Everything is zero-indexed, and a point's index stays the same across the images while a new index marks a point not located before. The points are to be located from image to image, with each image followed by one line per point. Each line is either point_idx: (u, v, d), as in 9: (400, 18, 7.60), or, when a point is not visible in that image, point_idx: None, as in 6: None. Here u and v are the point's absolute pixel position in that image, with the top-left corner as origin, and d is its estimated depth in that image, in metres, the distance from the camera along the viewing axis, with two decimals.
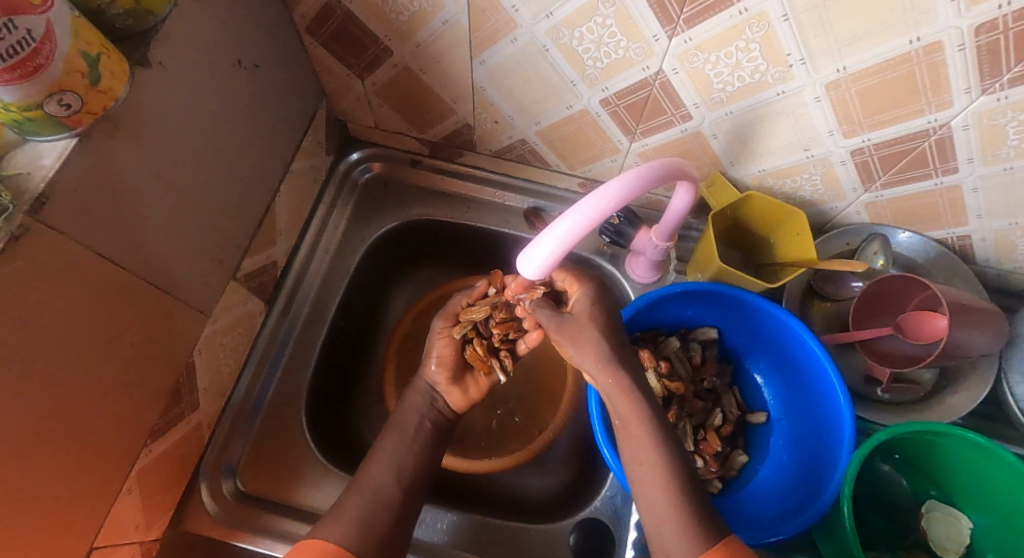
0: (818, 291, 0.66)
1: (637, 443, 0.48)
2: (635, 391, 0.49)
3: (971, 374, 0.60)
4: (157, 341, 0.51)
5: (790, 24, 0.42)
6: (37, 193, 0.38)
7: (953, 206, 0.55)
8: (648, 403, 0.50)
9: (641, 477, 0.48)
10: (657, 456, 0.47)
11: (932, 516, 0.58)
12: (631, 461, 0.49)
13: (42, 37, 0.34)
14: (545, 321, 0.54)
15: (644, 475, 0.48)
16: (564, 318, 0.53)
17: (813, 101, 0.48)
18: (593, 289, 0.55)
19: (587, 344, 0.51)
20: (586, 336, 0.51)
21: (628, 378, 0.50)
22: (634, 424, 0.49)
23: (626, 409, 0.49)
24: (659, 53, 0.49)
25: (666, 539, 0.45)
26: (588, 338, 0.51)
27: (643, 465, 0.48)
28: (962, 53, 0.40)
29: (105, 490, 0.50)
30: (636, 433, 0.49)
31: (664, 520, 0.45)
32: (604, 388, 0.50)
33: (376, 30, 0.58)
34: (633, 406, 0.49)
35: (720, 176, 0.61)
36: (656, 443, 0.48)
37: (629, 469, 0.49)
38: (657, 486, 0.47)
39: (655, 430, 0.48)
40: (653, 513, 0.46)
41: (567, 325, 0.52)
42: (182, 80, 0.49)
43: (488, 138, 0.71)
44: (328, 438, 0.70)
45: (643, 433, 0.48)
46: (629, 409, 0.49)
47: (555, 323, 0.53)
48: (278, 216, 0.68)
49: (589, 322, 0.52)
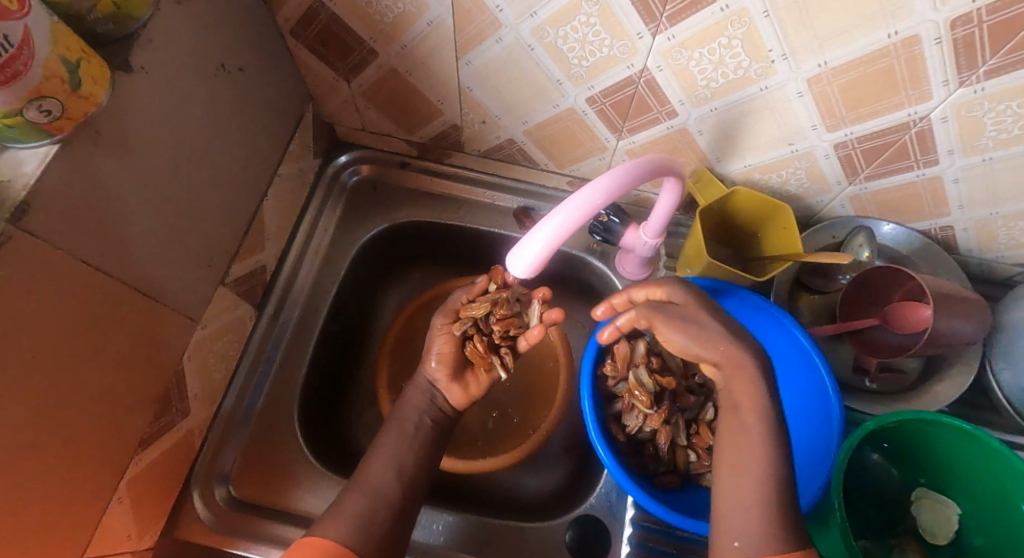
0: (805, 284, 0.67)
1: (741, 432, 0.47)
2: (757, 374, 0.48)
3: (957, 363, 0.61)
4: (145, 349, 0.51)
5: (770, 21, 0.43)
6: (18, 201, 0.38)
7: (935, 197, 0.56)
8: (768, 388, 0.48)
9: (730, 468, 0.47)
10: (763, 448, 0.46)
11: (923, 503, 0.59)
12: (728, 449, 0.48)
13: (20, 42, 0.34)
14: (654, 321, 0.53)
15: (734, 468, 0.46)
16: (658, 313, 0.53)
17: (796, 96, 0.49)
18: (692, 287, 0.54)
19: (694, 330, 0.51)
20: (704, 332, 0.51)
21: (750, 362, 0.48)
22: (746, 412, 0.47)
23: (744, 397, 0.48)
24: (643, 51, 0.49)
25: (738, 529, 0.44)
26: (695, 329, 0.51)
27: (745, 455, 0.46)
28: (939, 46, 0.41)
29: (95, 500, 0.49)
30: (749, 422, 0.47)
31: (744, 511, 0.44)
32: (726, 374, 0.50)
33: (362, 32, 0.58)
34: (748, 391, 0.48)
35: (706, 171, 0.62)
36: (765, 435, 0.46)
37: (722, 454, 0.48)
38: None
39: (769, 422, 0.47)
40: (733, 501, 0.45)
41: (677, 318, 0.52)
42: (165, 85, 0.49)
43: (477, 138, 0.71)
44: (322, 443, 0.70)
45: (754, 424, 0.47)
46: (748, 398, 0.48)
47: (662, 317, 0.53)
48: (267, 221, 0.67)
49: (694, 312, 0.52)
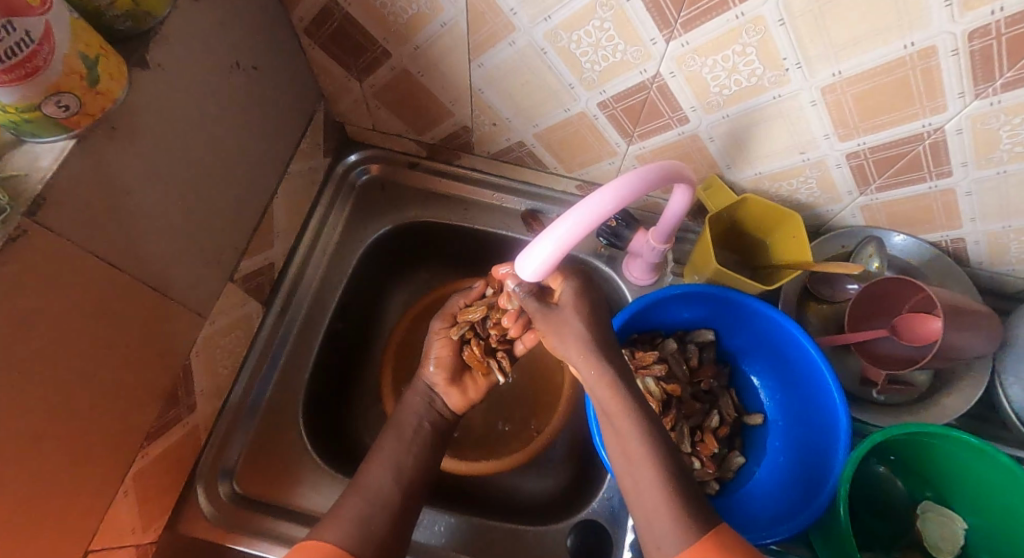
0: (813, 293, 0.67)
1: (623, 437, 0.48)
2: (621, 381, 0.49)
3: (965, 376, 0.60)
4: (154, 344, 0.51)
5: (786, 29, 0.42)
6: (35, 195, 0.38)
7: (947, 209, 0.56)
8: (636, 395, 0.49)
9: (630, 474, 0.48)
10: (643, 452, 0.47)
11: (928, 517, 0.59)
12: (620, 457, 0.49)
13: (41, 37, 0.34)
14: (533, 309, 0.53)
15: (630, 469, 0.48)
16: (550, 311, 0.52)
17: (809, 105, 0.49)
18: (577, 284, 0.53)
19: (569, 337, 0.51)
20: (572, 333, 0.50)
21: (615, 370, 0.49)
22: (619, 418, 0.48)
23: (612, 403, 0.49)
24: (656, 56, 0.49)
25: (658, 537, 0.45)
26: (570, 331, 0.51)
27: (630, 459, 0.48)
28: (956, 57, 0.40)
29: (101, 493, 0.49)
30: (624, 429, 0.48)
31: (655, 516, 0.45)
32: (590, 380, 0.50)
33: (375, 33, 0.59)
34: (619, 397, 0.49)
35: (716, 178, 0.62)
36: (641, 433, 0.47)
37: (617, 462, 0.49)
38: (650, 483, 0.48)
39: (642, 422, 0.48)
40: (645, 509, 0.46)
41: (552, 319, 0.52)
42: (180, 82, 0.49)
43: (486, 140, 0.71)
44: (326, 441, 0.70)
45: (631, 429, 0.48)
46: (617, 405, 0.49)
47: (547, 319, 0.52)
48: (276, 218, 0.68)
49: (570, 312, 0.52)
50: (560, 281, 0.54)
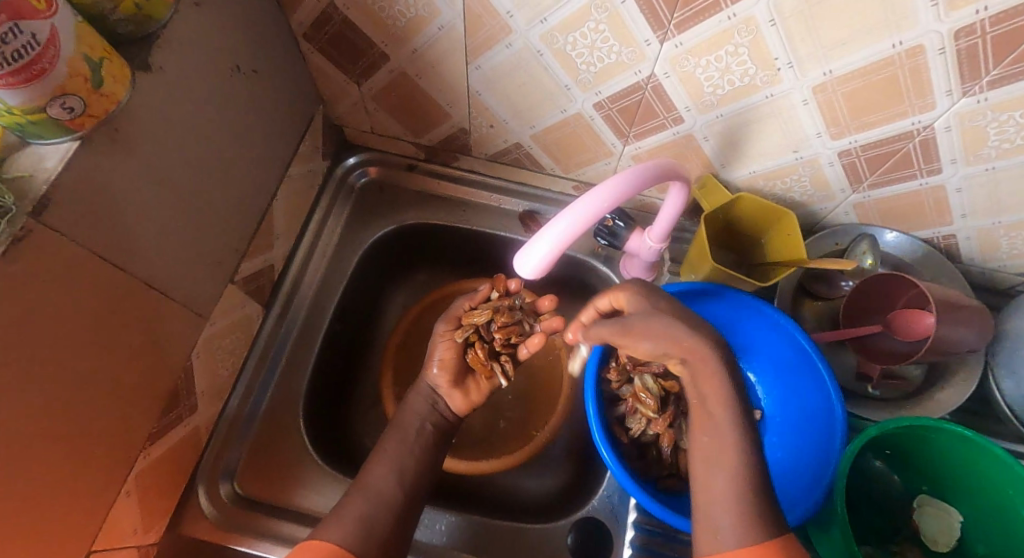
0: (808, 290, 0.67)
1: (716, 433, 0.46)
2: (722, 368, 0.46)
3: (958, 371, 0.61)
4: (156, 345, 0.52)
5: (777, 29, 0.43)
6: (40, 195, 0.39)
7: (938, 205, 0.57)
8: (733, 383, 0.46)
9: (699, 464, 0.46)
10: (720, 441, 0.45)
11: (924, 510, 0.59)
12: (697, 444, 0.47)
13: (46, 41, 0.35)
14: (603, 335, 0.48)
15: (709, 467, 0.45)
16: (626, 323, 0.47)
17: (801, 104, 0.49)
18: (640, 289, 0.49)
19: (653, 336, 0.46)
20: (657, 330, 0.46)
21: (719, 359, 0.46)
22: (719, 411, 0.46)
23: (702, 393, 0.47)
24: (651, 57, 0.50)
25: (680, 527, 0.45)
26: (654, 328, 0.46)
27: (718, 456, 0.45)
28: (943, 56, 0.41)
29: (104, 493, 0.50)
30: (707, 419, 0.46)
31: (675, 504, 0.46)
32: (693, 373, 0.47)
33: (373, 36, 0.59)
34: (718, 388, 0.46)
35: (711, 178, 0.63)
36: (736, 430, 0.45)
37: (699, 458, 0.47)
38: None
39: (737, 411, 0.45)
40: None
41: (633, 328, 0.46)
42: (181, 85, 0.49)
43: (484, 142, 0.72)
44: (326, 442, 0.71)
45: (711, 420, 0.46)
46: (701, 395, 0.47)
47: (623, 329, 0.47)
48: (276, 220, 0.68)
49: (647, 304, 0.48)
50: (623, 297, 0.50)
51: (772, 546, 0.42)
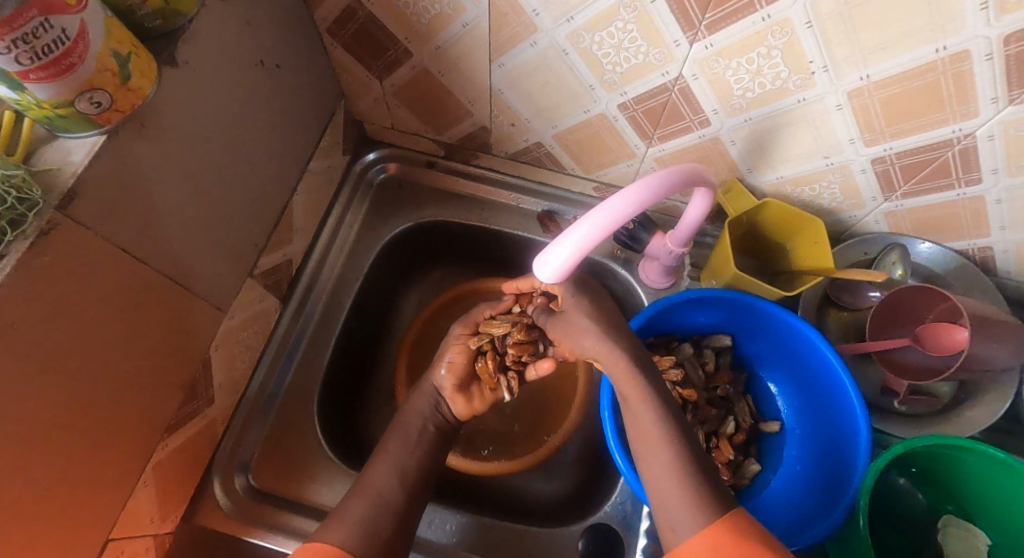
0: (834, 300, 0.66)
1: (643, 421, 0.49)
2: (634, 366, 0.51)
3: (989, 389, 0.59)
4: (176, 337, 0.52)
5: (813, 32, 0.42)
6: (66, 189, 0.39)
7: (975, 217, 0.55)
8: (650, 381, 0.51)
9: (645, 459, 0.48)
10: (659, 435, 0.48)
11: (950, 531, 0.57)
12: (638, 441, 0.49)
13: (76, 36, 0.35)
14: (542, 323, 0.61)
15: (647, 453, 0.48)
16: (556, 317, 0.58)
17: (834, 109, 0.48)
18: (579, 287, 0.57)
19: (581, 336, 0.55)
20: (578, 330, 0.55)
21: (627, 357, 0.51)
22: (636, 403, 0.50)
23: (630, 389, 0.50)
24: (680, 58, 0.49)
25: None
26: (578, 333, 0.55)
27: (649, 444, 0.48)
28: (990, 62, 0.40)
29: (122, 483, 0.50)
30: (641, 413, 0.49)
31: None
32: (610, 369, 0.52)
33: (397, 33, 0.59)
34: (635, 382, 0.50)
35: (736, 182, 0.61)
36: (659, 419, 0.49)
37: (637, 449, 0.50)
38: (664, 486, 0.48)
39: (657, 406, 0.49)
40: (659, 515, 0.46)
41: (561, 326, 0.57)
42: (206, 79, 0.50)
43: (504, 140, 0.71)
44: (339, 437, 0.71)
45: (647, 413, 0.49)
46: (633, 389, 0.50)
47: (556, 326, 0.58)
48: (295, 215, 0.68)
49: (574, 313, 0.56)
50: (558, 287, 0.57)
51: (718, 526, 0.42)
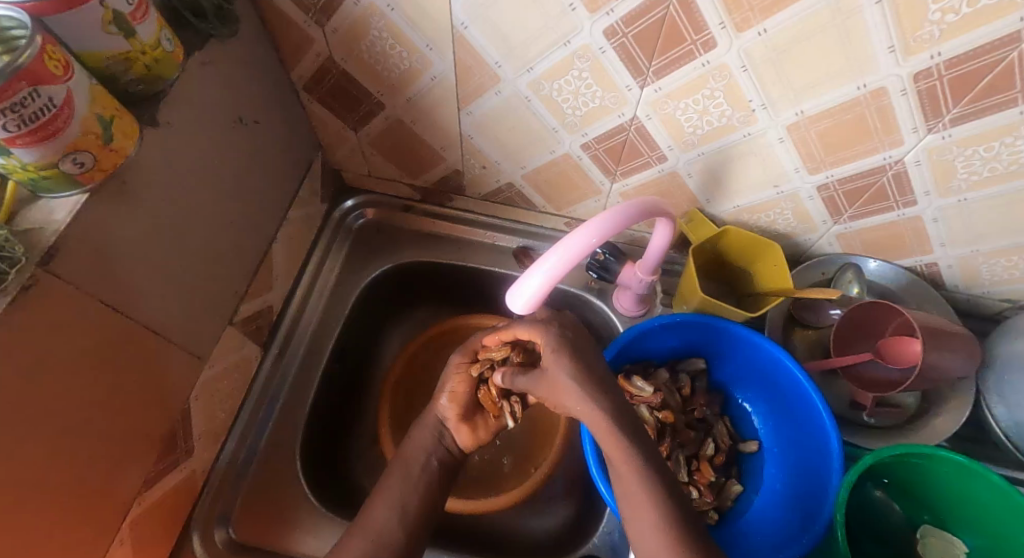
0: (799, 320, 0.69)
1: (626, 479, 0.50)
2: (616, 425, 0.50)
3: (951, 397, 0.62)
4: (155, 389, 0.52)
5: (749, 74, 0.46)
6: (49, 246, 0.40)
7: (917, 235, 0.58)
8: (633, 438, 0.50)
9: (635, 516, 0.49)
10: (644, 498, 0.48)
11: (930, 543, 0.59)
12: (624, 499, 0.50)
13: (62, 103, 0.37)
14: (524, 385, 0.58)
15: (635, 509, 0.49)
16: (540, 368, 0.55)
17: (777, 142, 0.52)
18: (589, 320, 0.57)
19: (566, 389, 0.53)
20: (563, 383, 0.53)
21: (608, 411, 0.51)
22: (620, 461, 0.50)
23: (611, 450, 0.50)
24: (633, 101, 0.52)
25: None
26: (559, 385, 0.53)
27: (634, 500, 0.49)
28: (906, 97, 0.44)
29: (100, 541, 0.50)
30: (627, 473, 0.50)
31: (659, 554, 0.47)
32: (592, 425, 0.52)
33: (369, 87, 0.62)
34: (616, 439, 0.50)
35: (698, 212, 0.65)
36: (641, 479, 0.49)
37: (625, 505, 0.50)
38: (638, 517, 0.49)
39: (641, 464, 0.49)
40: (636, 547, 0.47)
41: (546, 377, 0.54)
42: (187, 138, 0.52)
43: (477, 183, 0.74)
44: (323, 483, 0.70)
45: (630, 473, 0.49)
46: (615, 449, 0.50)
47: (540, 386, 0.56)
48: (275, 263, 0.70)
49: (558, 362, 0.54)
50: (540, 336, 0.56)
51: None
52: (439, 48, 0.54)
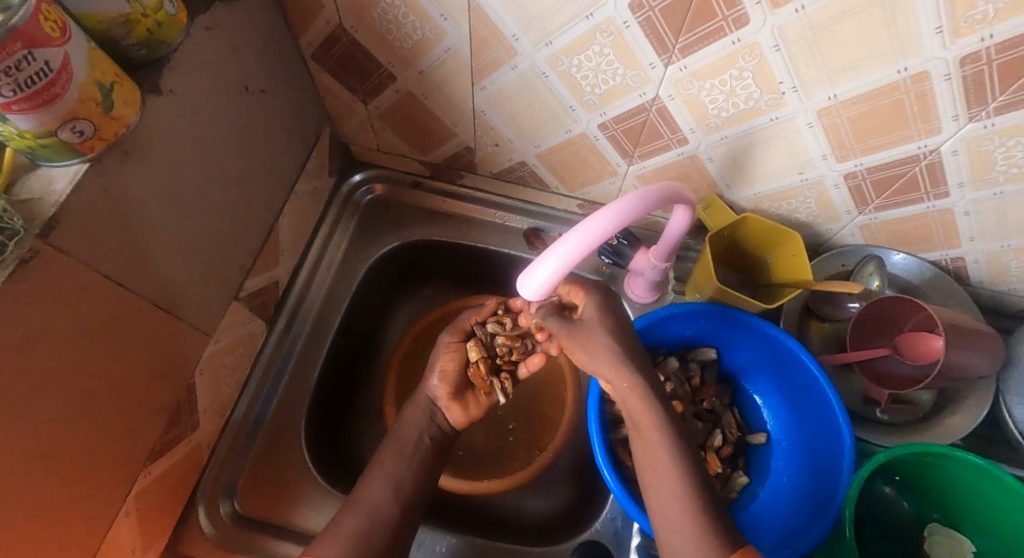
0: (815, 311, 0.67)
1: (650, 451, 0.50)
2: (648, 392, 0.51)
3: (969, 395, 0.60)
4: (160, 363, 0.52)
5: (781, 54, 0.44)
6: (48, 217, 0.39)
7: (946, 229, 0.56)
8: (664, 409, 0.51)
9: (655, 490, 0.49)
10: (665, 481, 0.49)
11: (935, 540, 0.58)
12: (646, 470, 0.50)
13: (59, 67, 0.36)
14: (552, 328, 0.55)
15: (656, 483, 0.49)
16: (574, 324, 0.54)
17: (806, 127, 0.50)
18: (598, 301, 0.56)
19: (594, 348, 0.52)
20: (597, 344, 0.52)
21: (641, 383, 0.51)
22: (647, 429, 0.50)
23: (641, 415, 0.50)
24: (656, 80, 0.50)
25: (677, 545, 0.46)
26: (596, 343, 0.52)
27: (657, 473, 0.49)
28: (949, 82, 0.41)
29: (105, 513, 0.50)
30: (652, 441, 0.50)
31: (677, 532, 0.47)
32: (618, 391, 0.52)
33: (381, 58, 0.60)
34: (648, 409, 0.50)
35: (716, 199, 0.62)
36: (668, 449, 0.49)
37: (643, 477, 0.50)
38: (660, 497, 0.48)
39: (671, 436, 0.50)
40: None
41: (577, 332, 0.53)
42: (191, 108, 0.50)
43: (489, 161, 0.72)
44: (327, 459, 0.70)
45: (658, 441, 0.49)
46: (645, 416, 0.50)
47: (571, 330, 0.53)
48: (281, 238, 0.69)
49: (595, 326, 0.53)
50: (582, 298, 0.56)
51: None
52: (454, 18, 0.51)
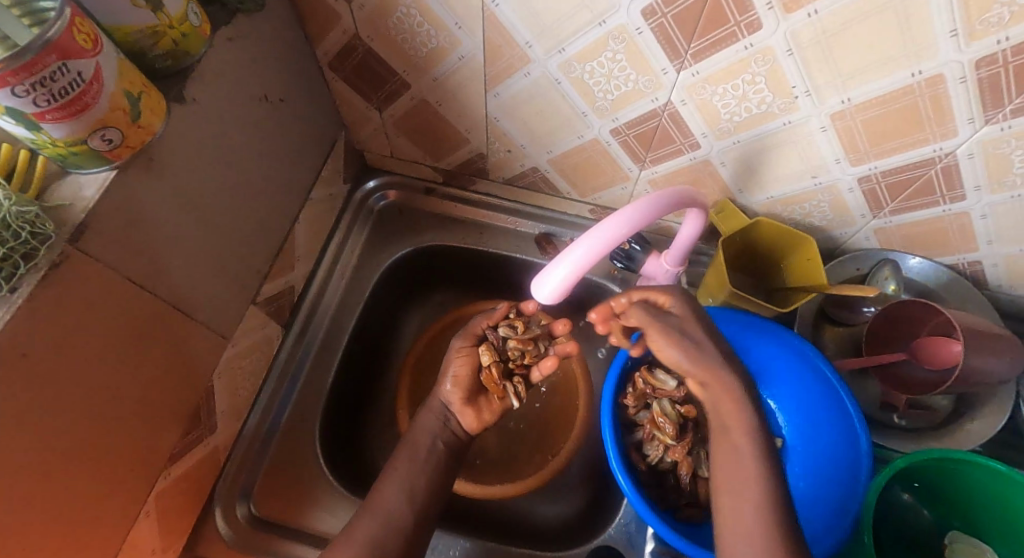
0: (830, 316, 0.67)
1: (733, 456, 0.48)
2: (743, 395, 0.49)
3: (989, 402, 0.60)
4: (181, 366, 0.53)
5: (794, 59, 0.44)
6: (78, 223, 0.40)
7: (962, 232, 0.56)
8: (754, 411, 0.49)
9: (726, 494, 0.48)
10: None
11: (957, 547, 0.57)
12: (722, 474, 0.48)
13: (91, 78, 0.37)
14: (642, 322, 0.50)
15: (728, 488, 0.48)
16: (667, 320, 0.50)
17: (819, 131, 0.50)
18: None
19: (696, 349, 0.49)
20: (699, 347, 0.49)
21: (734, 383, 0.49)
22: (736, 432, 0.49)
23: (733, 418, 0.49)
24: (668, 85, 0.50)
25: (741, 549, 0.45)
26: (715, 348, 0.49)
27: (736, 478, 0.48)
28: (964, 85, 0.41)
29: (127, 514, 0.51)
30: (739, 444, 0.48)
31: None
32: (714, 393, 0.50)
33: (396, 66, 0.61)
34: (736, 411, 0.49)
35: (729, 203, 0.62)
36: (750, 454, 0.48)
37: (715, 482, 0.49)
38: (730, 504, 0.47)
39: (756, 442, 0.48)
40: None
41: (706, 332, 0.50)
42: (212, 116, 0.51)
43: (501, 166, 0.73)
44: (341, 462, 0.71)
45: (744, 445, 0.48)
46: (736, 418, 0.49)
47: (664, 325, 0.50)
48: (297, 243, 0.70)
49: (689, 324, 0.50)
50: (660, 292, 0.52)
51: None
52: (468, 26, 0.52)
